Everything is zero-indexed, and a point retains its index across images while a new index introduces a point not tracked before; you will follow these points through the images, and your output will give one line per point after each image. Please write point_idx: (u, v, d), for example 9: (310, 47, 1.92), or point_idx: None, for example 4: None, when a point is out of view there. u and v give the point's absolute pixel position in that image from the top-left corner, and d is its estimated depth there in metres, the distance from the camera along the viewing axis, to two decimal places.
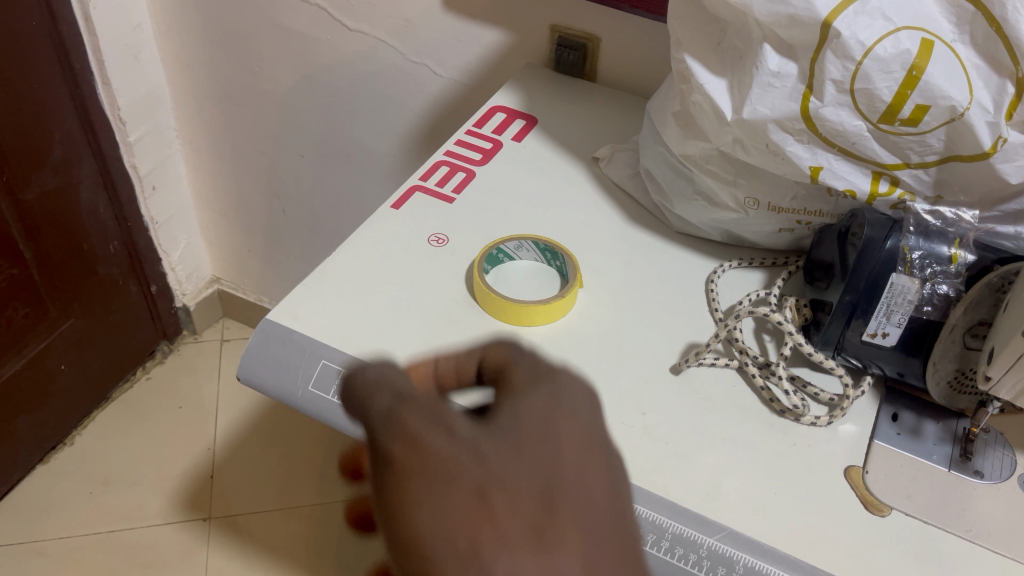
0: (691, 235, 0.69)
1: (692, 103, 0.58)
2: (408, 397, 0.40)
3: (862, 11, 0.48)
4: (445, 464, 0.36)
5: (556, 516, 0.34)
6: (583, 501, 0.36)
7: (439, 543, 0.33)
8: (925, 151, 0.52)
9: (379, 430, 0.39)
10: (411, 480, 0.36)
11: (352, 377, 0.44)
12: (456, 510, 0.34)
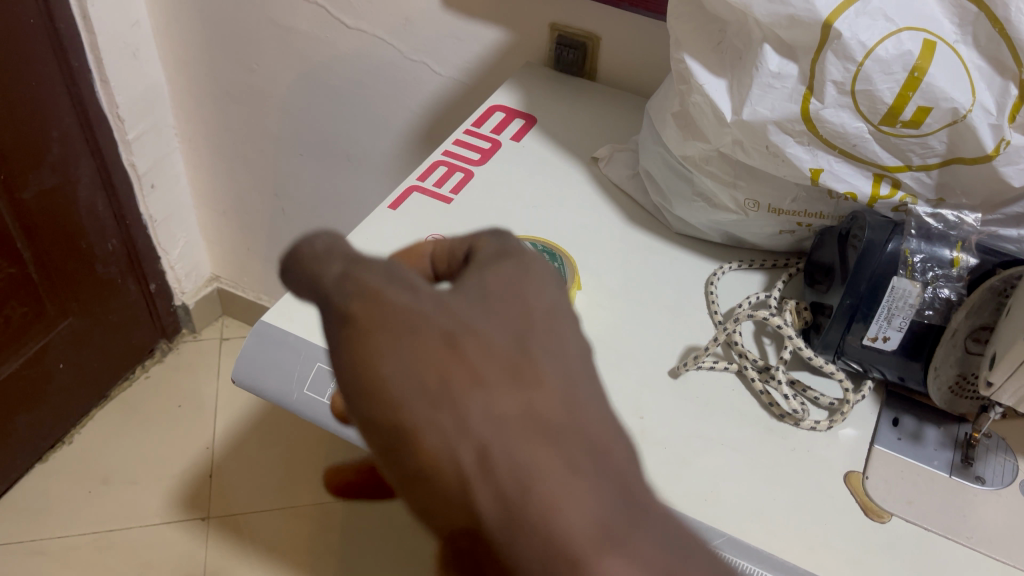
0: (691, 235, 0.68)
1: (692, 104, 0.57)
2: (362, 256, 0.31)
3: (864, 12, 0.47)
4: (411, 317, 0.29)
5: (534, 367, 0.29)
6: (567, 356, 0.31)
7: (408, 398, 0.28)
8: (927, 153, 0.51)
9: (330, 298, 0.30)
10: (371, 335, 0.29)
11: (293, 246, 0.33)
12: (423, 359, 0.28)
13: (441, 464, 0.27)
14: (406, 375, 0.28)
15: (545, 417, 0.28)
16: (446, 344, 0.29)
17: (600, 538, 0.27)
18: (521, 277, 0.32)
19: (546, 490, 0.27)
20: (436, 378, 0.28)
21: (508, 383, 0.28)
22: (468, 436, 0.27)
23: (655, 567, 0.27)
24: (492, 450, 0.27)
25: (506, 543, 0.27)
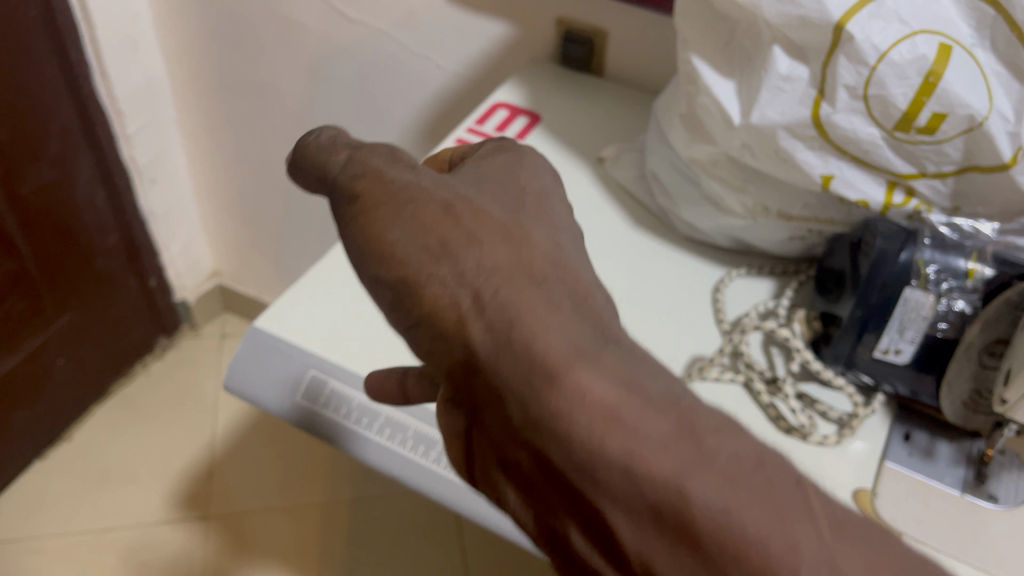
0: (697, 240, 0.66)
1: (699, 106, 0.55)
2: (364, 145, 0.37)
3: (877, 14, 0.45)
4: (414, 193, 0.34)
5: (523, 232, 0.35)
6: (558, 226, 0.38)
7: (412, 255, 0.33)
8: (942, 160, 0.49)
9: (335, 181, 0.36)
10: (378, 208, 0.34)
11: (302, 141, 0.38)
12: (424, 222, 0.34)
13: (440, 303, 0.33)
14: (409, 235, 0.34)
15: (532, 268, 0.33)
16: (444, 212, 0.34)
17: (577, 358, 0.30)
18: (513, 175, 0.40)
19: (528, 321, 0.31)
20: (434, 235, 0.33)
21: (500, 240, 0.34)
22: (464, 284, 0.32)
23: (624, 379, 0.30)
24: (480, 292, 0.32)
25: (496, 370, 0.31)
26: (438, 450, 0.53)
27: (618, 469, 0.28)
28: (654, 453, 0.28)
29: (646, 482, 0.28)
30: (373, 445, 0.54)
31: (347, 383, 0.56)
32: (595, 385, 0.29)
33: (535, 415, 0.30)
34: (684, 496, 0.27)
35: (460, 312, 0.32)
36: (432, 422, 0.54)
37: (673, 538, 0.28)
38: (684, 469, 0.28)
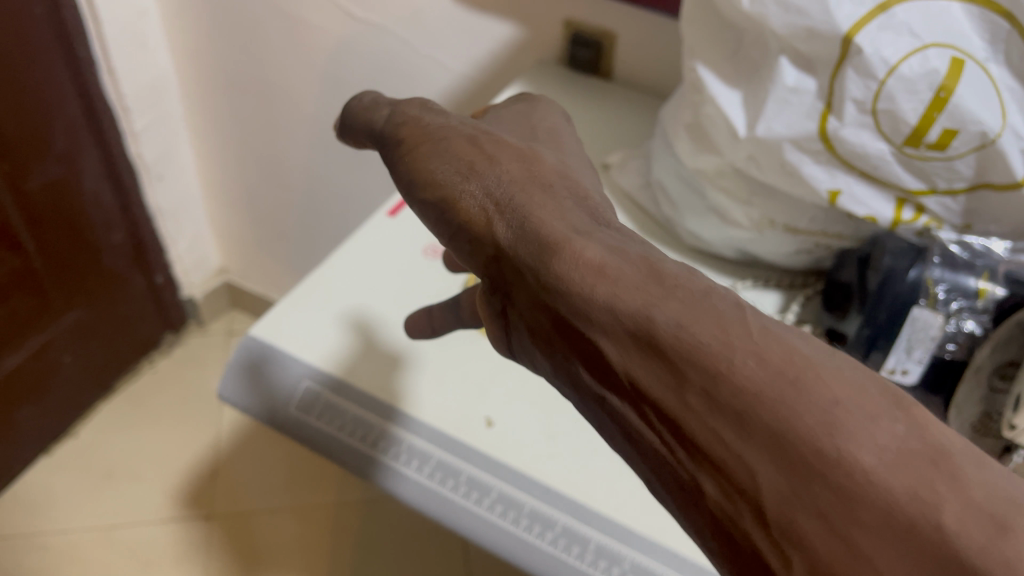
0: (702, 252, 0.65)
1: (705, 116, 0.54)
2: (404, 102, 0.41)
3: (887, 26, 0.44)
4: (447, 131, 0.36)
5: (540, 155, 0.35)
6: (566, 147, 0.38)
7: (442, 172, 0.34)
8: (954, 178, 0.47)
9: (383, 131, 0.39)
10: (419, 145, 0.36)
11: (351, 102, 0.43)
12: (450, 148, 0.35)
13: (464, 203, 0.33)
14: (444, 157, 0.35)
15: (544, 177, 0.33)
16: (471, 142, 0.35)
17: (573, 231, 0.30)
18: (530, 117, 0.40)
19: (535, 209, 0.31)
20: (463, 154, 0.34)
21: (517, 158, 0.34)
22: (483, 185, 0.33)
23: (616, 243, 0.29)
24: (503, 189, 0.32)
25: (510, 249, 0.31)
26: (433, 465, 0.52)
27: (601, 309, 0.28)
28: (626, 291, 0.27)
29: (629, 318, 0.27)
30: (365, 459, 0.53)
31: (341, 396, 0.55)
32: (585, 247, 0.29)
33: (537, 273, 0.30)
34: (650, 323, 0.26)
35: (478, 207, 0.32)
36: (427, 436, 0.53)
37: (652, 358, 0.26)
38: (654, 301, 0.27)
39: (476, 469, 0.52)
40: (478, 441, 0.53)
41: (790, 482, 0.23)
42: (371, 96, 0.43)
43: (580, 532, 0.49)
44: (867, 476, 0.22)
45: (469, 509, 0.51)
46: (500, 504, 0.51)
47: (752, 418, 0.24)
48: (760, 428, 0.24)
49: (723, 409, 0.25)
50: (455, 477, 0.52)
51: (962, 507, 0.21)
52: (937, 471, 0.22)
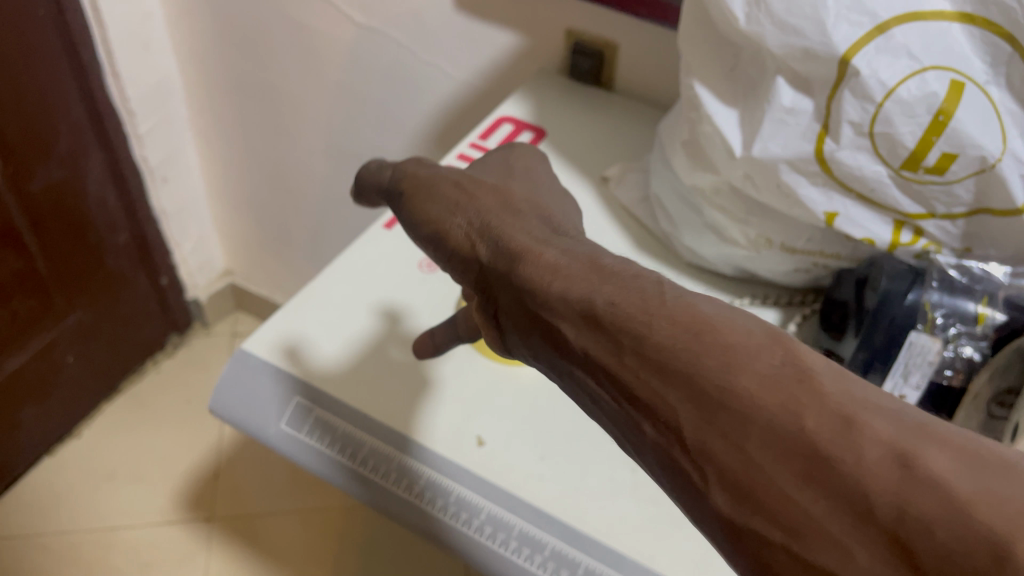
0: (700, 268, 0.64)
1: (703, 134, 0.53)
2: (404, 164, 0.47)
3: (885, 48, 0.43)
4: (437, 179, 0.42)
5: (513, 189, 0.41)
6: (542, 183, 0.45)
7: (435, 212, 0.40)
8: (953, 202, 0.47)
9: (387, 187, 0.46)
10: (416, 192, 0.43)
11: (363, 169, 0.50)
12: (440, 193, 0.41)
13: (452, 235, 0.39)
14: (436, 203, 0.41)
15: (515, 205, 0.39)
16: (456, 185, 0.41)
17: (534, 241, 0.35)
18: (512, 164, 0.46)
19: (506, 227, 0.37)
20: (452, 197, 0.40)
21: (492, 193, 0.40)
22: (466, 214, 0.39)
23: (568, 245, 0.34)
24: (484, 219, 0.38)
25: (488, 262, 0.36)
26: (422, 485, 0.52)
27: (554, 294, 0.32)
28: (571, 280, 0.32)
29: (575, 298, 0.31)
30: (355, 477, 0.53)
31: (333, 412, 0.55)
32: (543, 253, 0.34)
33: (508, 276, 0.35)
34: (591, 303, 0.30)
35: (464, 236, 0.38)
36: (417, 455, 0.53)
37: (594, 330, 0.30)
38: (593, 284, 0.31)
39: (466, 489, 0.52)
40: (469, 461, 0.53)
41: (701, 415, 0.26)
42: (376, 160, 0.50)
43: (569, 556, 0.49)
44: (748, 397, 0.26)
45: (456, 531, 0.50)
46: (488, 526, 0.50)
47: (669, 367, 0.27)
48: (676, 374, 0.27)
49: (648, 362, 0.28)
50: (444, 497, 0.51)
51: (820, 409, 0.25)
52: (802, 385, 0.25)
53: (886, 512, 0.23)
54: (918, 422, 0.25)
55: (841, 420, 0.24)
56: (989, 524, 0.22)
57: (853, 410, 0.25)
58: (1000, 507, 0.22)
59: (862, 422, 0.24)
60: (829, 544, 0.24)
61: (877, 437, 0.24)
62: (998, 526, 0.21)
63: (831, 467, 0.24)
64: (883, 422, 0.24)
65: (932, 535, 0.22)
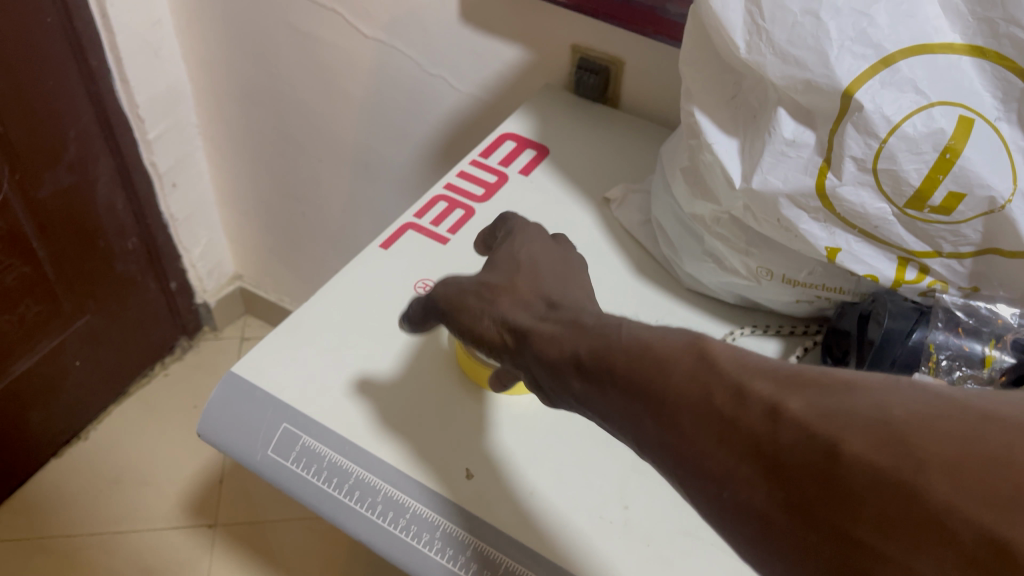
0: (702, 293, 0.62)
1: (703, 162, 0.51)
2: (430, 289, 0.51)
3: (889, 82, 0.42)
4: (461, 290, 0.47)
5: (519, 279, 0.46)
6: (555, 258, 0.49)
7: (466, 316, 0.45)
8: (960, 241, 0.45)
9: (424, 309, 0.50)
10: (450, 302, 0.47)
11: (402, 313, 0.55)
12: (466, 301, 0.46)
13: (483, 336, 0.44)
14: (462, 310, 0.45)
15: (522, 291, 0.44)
16: (478, 289, 0.46)
17: (537, 323, 0.41)
18: (516, 252, 0.48)
19: (515, 313, 0.42)
20: (475, 305, 0.45)
21: (505, 289, 0.45)
22: (492, 313, 0.43)
23: (562, 320, 0.40)
24: (502, 312, 0.43)
25: (512, 341, 0.41)
26: (408, 517, 0.51)
27: (548, 350, 0.38)
28: (563, 341, 0.38)
29: (560, 351, 0.37)
30: (341, 508, 0.52)
31: (319, 440, 0.54)
32: (544, 327, 0.40)
33: (523, 353, 0.40)
34: (574, 356, 0.36)
35: (492, 332, 0.43)
36: (404, 488, 0.52)
37: (575, 370, 0.36)
38: (578, 344, 0.37)
39: (453, 525, 0.50)
40: (456, 495, 0.52)
41: (642, 408, 0.32)
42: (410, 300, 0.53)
43: None
44: (673, 390, 0.31)
45: (441, 568, 0.49)
46: (475, 563, 0.49)
47: (626, 388, 0.33)
48: (626, 385, 0.33)
49: (610, 383, 0.34)
50: (431, 531, 0.50)
51: (722, 384, 0.30)
52: (707, 368, 0.30)
53: (765, 446, 0.27)
54: (789, 372, 0.29)
55: (734, 390, 0.29)
56: (828, 434, 0.26)
57: (744, 379, 0.29)
58: (836, 419, 0.26)
59: (749, 388, 0.29)
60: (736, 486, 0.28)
61: (759, 397, 0.28)
62: (834, 433, 0.26)
63: (729, 424, 0.28)
64: (765, 382, 0.29)
65: (794, 456, 0.26)
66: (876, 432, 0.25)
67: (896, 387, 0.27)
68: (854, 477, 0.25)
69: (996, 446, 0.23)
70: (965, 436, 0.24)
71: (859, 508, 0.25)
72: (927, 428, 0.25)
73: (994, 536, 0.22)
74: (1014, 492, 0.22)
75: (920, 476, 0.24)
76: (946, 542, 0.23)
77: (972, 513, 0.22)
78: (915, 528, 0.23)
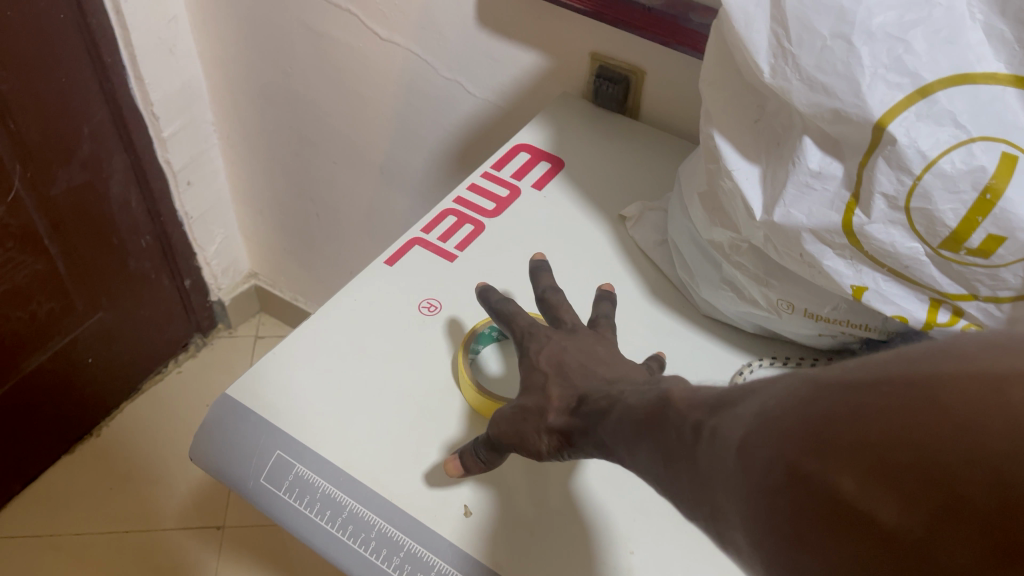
0: (718, 319, 0.60)
1: (723, 188, 0.49)
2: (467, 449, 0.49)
3: (927, 114, 0.38)
4: (505, 424, 0.47)
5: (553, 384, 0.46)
6: (584, 335, 0.51)
7: (525, 442, 0.46)
8: (998, 285, 0.41)
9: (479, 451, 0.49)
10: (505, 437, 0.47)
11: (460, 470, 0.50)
12: (518, 429, 0.46)
13: (544, 450, 0.45)
14: (512, 432, 0.46)
15: (554, 393, 0.45)
16: (523, 413, 0.46)
17: (568, 421, 0.43)
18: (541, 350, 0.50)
19: (556, 417, 0.44)
20: (526, 427, 0.45)
21: (539, 395, 0.46)
22: (541, 425, 0.45)
23: (584, 407, 0.42)
24: (549, 424, 0.44)
25: (574, 448, 0.43)
26: (401, 556, 0.49)
27: (586, 441, 0.41)
28: (592, 428, 0.40)
29: (587, 432, 0.41)
30: (331, 543, 0.50)
31: (312, 469, 0.52)
32: (579, 421, 0.42)
33: (584, 452, 0.42)
34: (599, 439, 0.39)
35: (550, 446, 0.44)
36: (400, 524, 0.50)
37: (606, 453, 0.39)
38: (599, 429, 0.39)
39: (447, 565, 0.48)
40: (452, 533, 0.49)
41: (644, 450, 0.34)
42: (456, 453, 0.50)
43: None
44: (660, 437, 0.32)
45: None
46: None
47: (635, 438, 0.35)
48: (633, 441, 0.35)
49: (623, 439, 0.36)
50: (425, 572, 0.48)
51: (687, 422, 0.30)
52: (676, 412, 0.32)
53: (703, 464, 0.28)
54: (726, 394, 0.29)
55: (693, 424, 0.30)
56: (734, 435, 0.26)
57: (700, 417, 0.29)
58: (742, 420, 0.26)
59: (704, 423, 0.29)
60: (693, 496, 0.29)
61: (703, 422, 0.29)
62: (738, 434, 0.26)
63: (686, 451, 0.30)
64: (712, 413, 0.29)
65: (716, 464, 0.27)
66: (760, 421, 0.25)
67: (793, 376, 0.25)
68: (743, 463, 0.25)
69: (836, 400, 0.22)
70: (816, 400, 0.23)
71: (746, 489, 0.24)
72: (791, 403, 0.24)
73: (826, 483, 0.21)
74: (837, 436, 0.21)
75: (779, 444, 0.23)
76: (800, 502, 0.22)
77: (809, 470, 0.22)
78: (780, 497, 0.23)
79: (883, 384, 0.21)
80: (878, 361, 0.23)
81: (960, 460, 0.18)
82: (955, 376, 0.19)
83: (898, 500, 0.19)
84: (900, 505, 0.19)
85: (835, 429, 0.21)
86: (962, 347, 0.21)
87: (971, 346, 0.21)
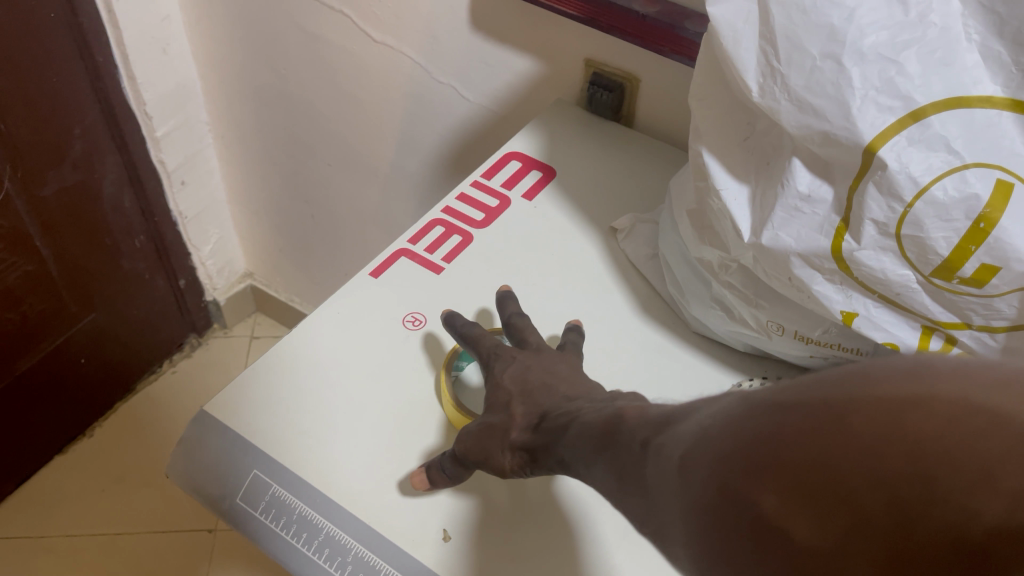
0: (708, 336, 0.58)
1: (712, 206, 0.47)
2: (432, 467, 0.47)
3: (919, 139, 0.37)
4: (469, 441, 0.46)
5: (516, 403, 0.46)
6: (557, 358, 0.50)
7: (486, 460, 0.45)
8: (992, 315, 0.39)
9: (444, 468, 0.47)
10: (469, 454, 0.46)
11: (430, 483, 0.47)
12: (481, 447, 0.45)
13: (509, 468, 0.44)
14: (477, 449, 0.45)
15: (519, 410, 0.44)
16: (488, 430, 0.45)
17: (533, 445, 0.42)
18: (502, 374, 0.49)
19: (518, 436, 0.43)
20: (490, 445, 0.44)
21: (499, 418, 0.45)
22: (504, 443, 0.44)
23: (541, 428, 0.41)
24: (512, 441, 0.43)
25: (535, 466, 0.42)
26: None
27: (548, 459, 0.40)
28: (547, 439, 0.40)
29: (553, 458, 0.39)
30: (307, 566, 0.49)
31: (289, 491, 0.51)
32: (538, 439, 0.41)
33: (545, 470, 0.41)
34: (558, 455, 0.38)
35: (515, 464, 0.43)
36: (378, 548, 0.49)
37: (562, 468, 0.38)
38: (557, 445, 0.38)
39: None
40: (430, 557, 0.48)
41: (595, 458, 0.33)
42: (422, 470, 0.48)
43: None
44: (610, 447, 0.32)
45: None
46: None
47: (589, 444, 0.34)
48: (588, 451, 0.34)
49: (578, 448, 0.35)
50: None
51: (634, 435, 0.30)
52: (625, 424, 0.31)
53: (646, 477, 0.28)
54: (671, 411, 0.28)
55: (638, 439, 0.29)
56: (672, 453, 0.26)
57: (644, 433, 0.29)
58: (679, 439, 0.26)
59: (646, 436, 0.29)
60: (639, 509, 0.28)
61: (648, 435, 0.29)
62: (676, 452, 0.25)
63: (631, 466, 0.29)
64: (656, 428, 0.28)
65: (658, 479, 0.26)
66: (694, 439, 0.24)
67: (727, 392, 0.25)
68: (680, 482, 0.25)
69: (759, 420, 0.22)
70: (741, 419, 0.23)
71: (683, 508, 0.24)
72: (720, 421, 0.24)
73: (750, 505, 0.21)
74: (760, 458, 0.21)
75: (710, 463, 0.23)
76: (728, 521, 0.22)
77: (736, 489, 0.22)
78: (712, 515, 0.23)
79: (799, 404, 0.21)
80: (801, 377, 0.22)
81: (868, 485, 0.18)
82: (863, 398, 0.19)
83: (816, 523, 0.19)
84: (813, 523, 0.19)
85: (757, 452, 0.21)
86: (872, 366, 0.20)
87: (880, 365, 0.20)
